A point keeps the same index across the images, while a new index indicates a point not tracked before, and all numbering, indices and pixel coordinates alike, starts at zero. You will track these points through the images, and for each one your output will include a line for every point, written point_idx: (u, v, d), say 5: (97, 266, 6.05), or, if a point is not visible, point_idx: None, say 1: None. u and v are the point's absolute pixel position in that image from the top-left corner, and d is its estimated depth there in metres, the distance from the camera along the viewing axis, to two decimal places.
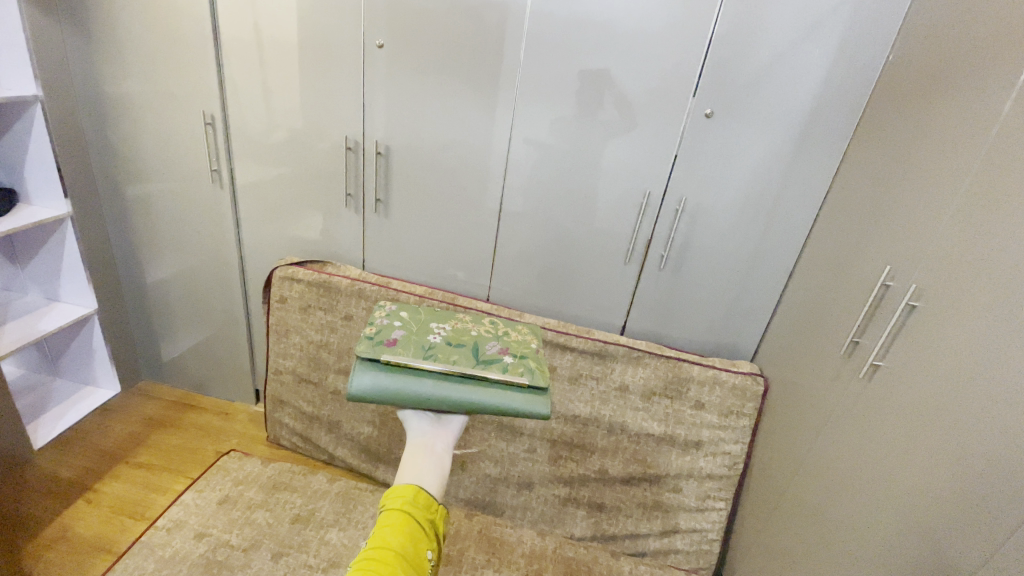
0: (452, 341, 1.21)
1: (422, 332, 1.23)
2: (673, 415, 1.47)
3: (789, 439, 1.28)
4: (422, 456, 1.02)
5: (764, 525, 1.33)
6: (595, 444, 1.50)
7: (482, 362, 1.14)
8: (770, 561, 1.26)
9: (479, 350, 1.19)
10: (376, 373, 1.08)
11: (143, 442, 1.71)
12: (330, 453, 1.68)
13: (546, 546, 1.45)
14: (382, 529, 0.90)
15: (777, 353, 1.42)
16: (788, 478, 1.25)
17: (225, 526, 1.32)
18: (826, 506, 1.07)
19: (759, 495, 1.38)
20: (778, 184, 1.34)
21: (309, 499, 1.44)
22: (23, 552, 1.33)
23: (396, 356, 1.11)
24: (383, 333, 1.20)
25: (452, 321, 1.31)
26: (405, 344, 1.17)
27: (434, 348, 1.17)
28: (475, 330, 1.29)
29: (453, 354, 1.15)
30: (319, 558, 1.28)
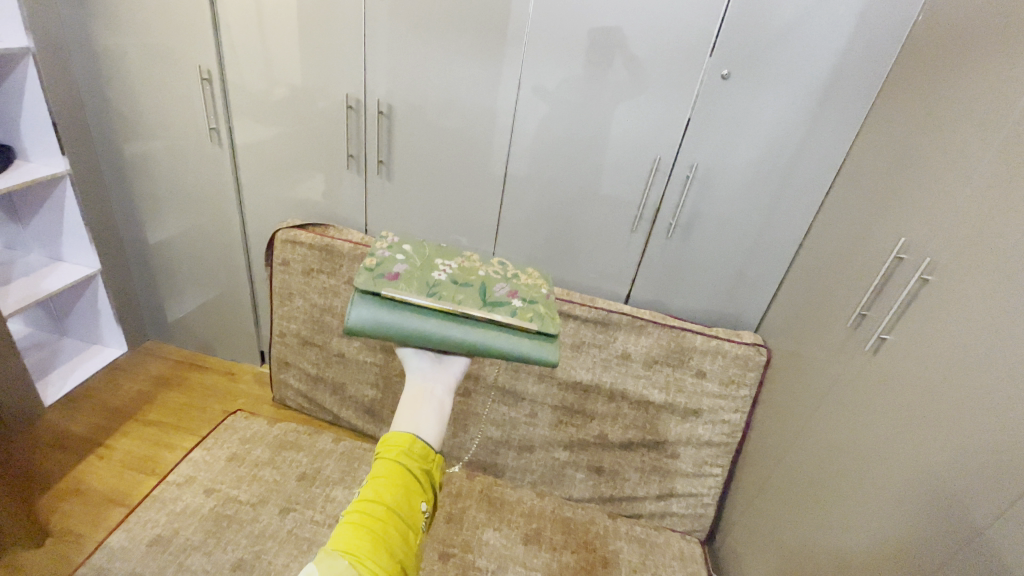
0: (457, 280, 1.18)
1: (427, 268, 1.20)
2: (674, 383, 1.48)
3: (789, 410, 1.29)
4: (422, 399, 1.04)
5: (760, 491, 1.36)
6: (595, 410, 1.52)
7: (487, 304, 1.13)
8: (765, 523, 1.30)
9: (486, 291, 1.17)
10: (376, 307, 1.07)
11: (149, 399, 1.71)
12: (335, 413, 1.70)
13: (545, 507, 1.49)
14: (377, 481, 0.90)
15: (782, 324, 1.42)
16: (786, 447, 1.27)
17: (233, 482, 1.35)
18: (823, 473, 1.09)
19: (756, 462, 1.41)
20: (793, 153, 1.30)
21: (315, 458, 1.47)
22: (41, 502, 1.32)
23: (398, 292, 1.09)
24: (386, 266, 1.17)
25: (459, 259, 1.28)
26: (408, 279, 1.14)
27: (438, 285, 1.14)
28: (482, 270, 1.25)
29: (459, 294, 1.12)
30: (326, 513, 1.32)
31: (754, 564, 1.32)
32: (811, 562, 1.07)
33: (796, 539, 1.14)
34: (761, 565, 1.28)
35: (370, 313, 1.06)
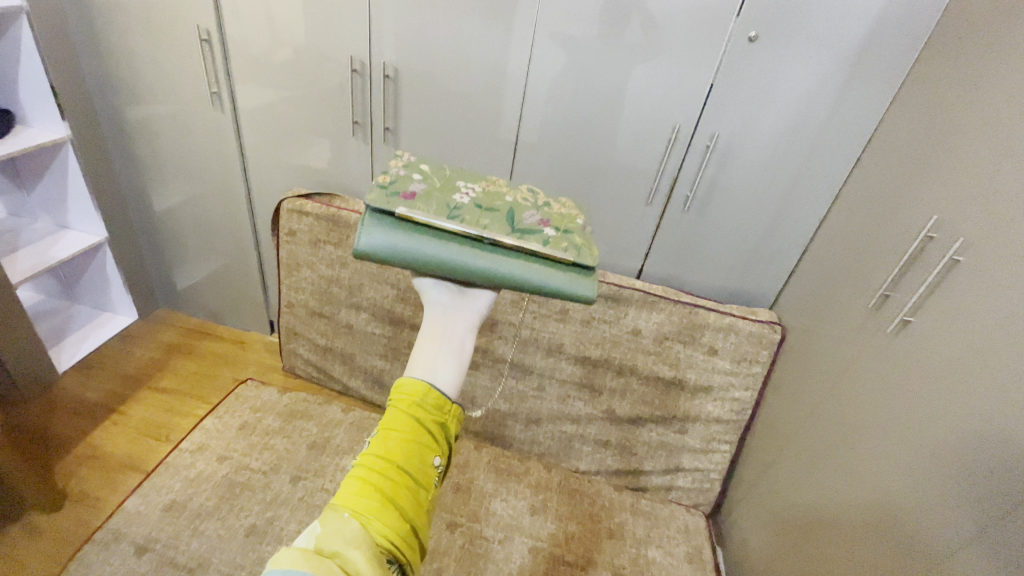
0: (483, 203, 0.99)
1: (447, 189, 1.01)
2: (684, 360, 1.45)
3: (803, 390, 1.26)
4: (440, 339, 0.89)
5: (767, 467, 1.36)
6: (604, 385, 1.51)
7: (518, 231, 0.94)
8: (772, 502, 1.29)
9: (516, 216, 0.98)
10: (389, 230, 0.91)
11: (161, 367, 1.72)
12: (344, 383, 1.71)
13: (551, 478, 1.51)
14: (387, 433, 0.82)
15: (799, 302, 1.37)
16: (797, 425, 1.25)
17: (245, 450, 1.37)
18: (834, 455, 1.07)
19: (766, 439, 1.40)
20: (821, 122, 1.23)
21: (324, 427, 1.49)
22: (55, 468, 1.34)
23: (414, 212, 0.92)
24: (400, 182, 0.99)
25: (485, 180, 1.08)
26: (426, 200, 0.96)
27: (460, 208, 0.96)
28: (512, 194, 1.06)
29: (484, 219, 0.94)
30: (336, 482, 1.34)
31: (758, 539, 1.33)
32: (818, 543, 1.07)
33: (803, 517, 1.14)
34: (766, 541, 1.29)
35: (382, 236, 0.90)
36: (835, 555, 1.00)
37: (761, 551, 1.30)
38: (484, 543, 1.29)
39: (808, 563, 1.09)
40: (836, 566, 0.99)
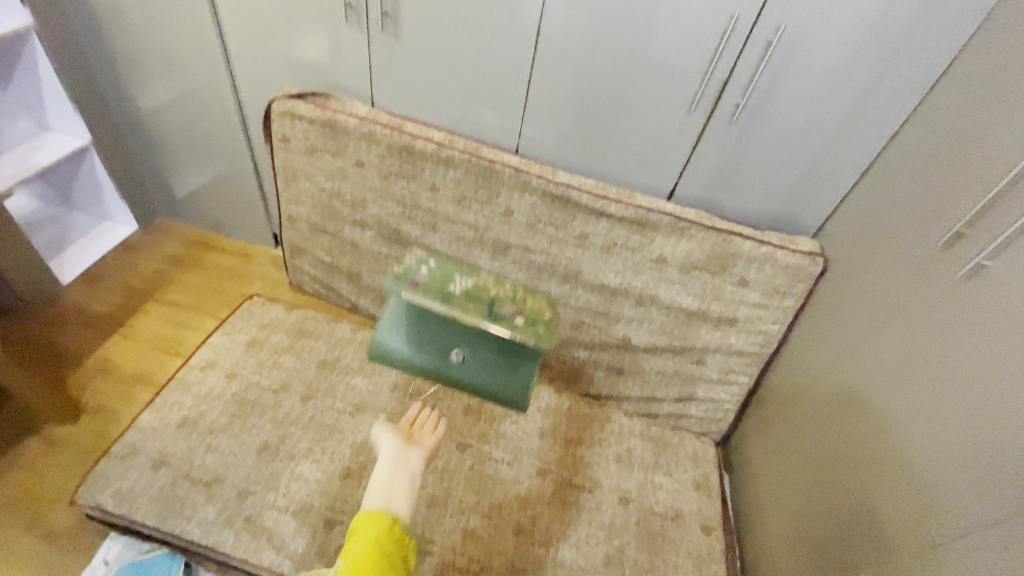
0: (472, 292, 1.32)
1: (444, 281, 1.33)
2: (712, 291, 1.34)
3: (838, 334, 1.16)
4: (395, 480, 1.12)
5: (788, 406, 1.30)
6: (621, 314, 1.42)
7: (494, 318, 1.30)
8: (785, 444, 1.28)
9: (495, 306, 1.31)
10: (401, 349, 1.36)
11: (167, 280, 1.68)
12: (353, 302, 1.66)
13: (562, 403, 1.47)
14: (353, 555, 1.02)
15: (852, 231, 1.21)
16: (827, 372, 1.16)
17: (254, 368, 1.35)
18: (859, 412, 1.02)
19: (791, 378, 1.33)
20: (916, 9, 0.98)
21: (334, 346, 1.44)
22: (72, 380, 1.37)
23: (416, 298, 1.30)
24: (408, 272, 1.34)
25: (475, 276, 1.35)
26: (427, 289, 1.31)
27: (452, 298, 1.31)
28: (496, 289, 1.35)
29: (468, 308, 1.29)
30: (346, 401, 1.33)
31: (771, 476, 1.31)
32: (830, 494, 1.06)
33: (823, 466, 1.10)
34: (775, 479, 1.29)
35: (394, 346, 1.36)
36: (849, 511, 0.99)
37: (768, 489, 1.32)
38: (493, 465, 1.30)
39: (818, 511, 1.09)
40: (849, 521, 0.99)
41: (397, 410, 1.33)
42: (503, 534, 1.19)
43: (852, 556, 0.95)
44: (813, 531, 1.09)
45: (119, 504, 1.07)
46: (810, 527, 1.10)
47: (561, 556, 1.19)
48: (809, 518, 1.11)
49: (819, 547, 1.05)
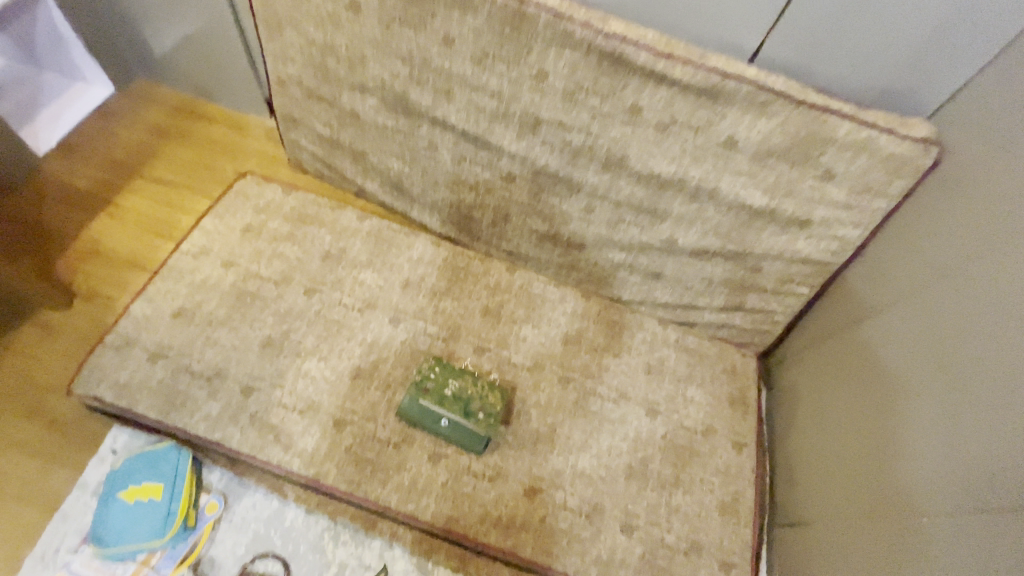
0: (455, 396, 1.06)
1: (441, 386, 1.07)
2: (785, 186, 1.10)
3: (892, 300, 1.04)
4: None
5: (815, 354, 1.23)
6: (669, 211, 1.18)
7: (467, 411, 1.05)
8: (823, 373, 1.18)
9: (468, 413, 1.05)
10: (413, 406, 1.05)
11: (153, 154, 1.50)
12: (359, 185, 1.46)
13: (590, 308, 1.30)
14: None
15: (989, 112, 0.92)
16: (866, 338, 1.07)
17: (251, 257, 1.21)
18: (896, 386, 0.96)
19: (827, 320, 1.22)
20: None
21: (339, 236, 1.27)
22: (65, 266, 1.27)
23: (430, 405, 1.05)
24: (421, 381, 1.07)
25: (462, 381, 1.07)
26: (432, 393, 1.06)
27: (445, 397, 1.06)
28: (474, 391, 1.07)
29: (447, 407, 1.04)
30: (354, 297, 1.19)
31: (787, 413, 1.28)
32: (862, 437, 1.02)
33: (840, 433, 1.08)
34: (811, 405, 1.20)
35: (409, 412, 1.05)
36: (863, 466, 0.99)
37: (801, 412, 1.23)
38: (512, 371, 1.18)
39: (844, 449, 1.06)
40: (859, 475, 1.00)
41: (411, 309, 1.20)
42: (522, 443, 1.10)
43: (869, 501, 0.95)
44: (832, 466, 1.07)
45: (118, 396, 1.02)
46: (829, 461, 1.09)
47: (579, 466, 1.10)
48: (830, 453, 1.09)
49: (835, 483, 1.05)
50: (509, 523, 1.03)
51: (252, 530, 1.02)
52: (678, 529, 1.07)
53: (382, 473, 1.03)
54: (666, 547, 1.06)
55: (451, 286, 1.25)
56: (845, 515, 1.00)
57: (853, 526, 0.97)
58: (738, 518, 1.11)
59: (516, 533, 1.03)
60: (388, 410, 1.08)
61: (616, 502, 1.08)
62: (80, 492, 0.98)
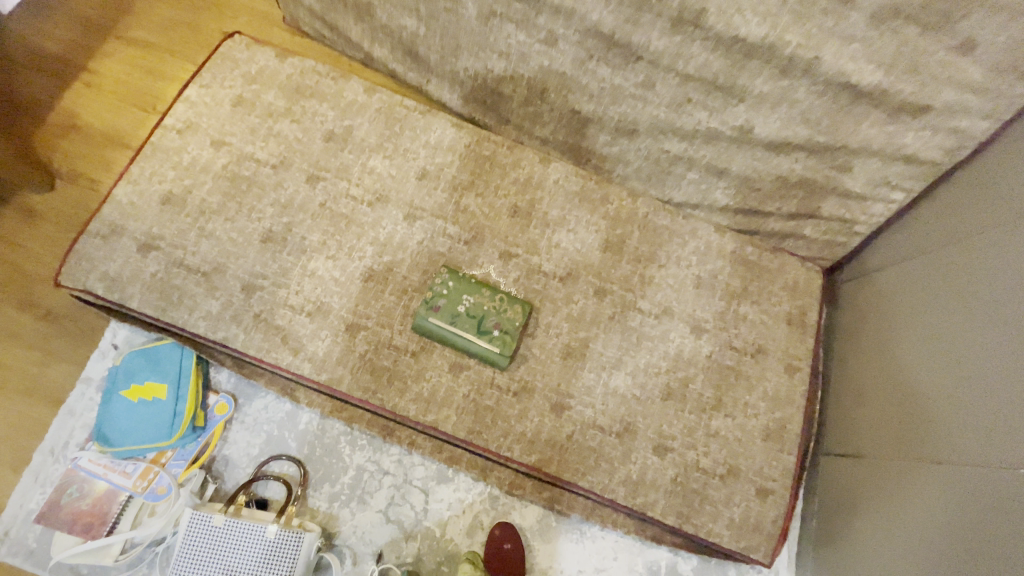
0: (470, 312, 0.96)
1: (454, 301, 0.96)
2: (908, 58, 0.85)
3: (969, 246, 0.90)
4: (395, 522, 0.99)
5: (869, 287, 1.11)
6: (747, 89, 0.95)
7: (484, 328, 0.95)
8: (872, 312, 1.08)
9: (486, 329, 0.95)
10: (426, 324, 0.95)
11: (125, 8, 1.27)
12: (368, 53, 1.23)
13: (636, 210, 1.11)
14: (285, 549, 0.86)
15: None
16: (928, 285, 0.96)
17: (244, 137, 1.04)
18: (951, 345, 0.88)
19: (894, 250, 1.08)
20: None
21: (343, 114, 1.08)
22: (38, 144, 1.12)
23: (443, 322, 0.95)
24: (433, 296, 0.96)
25: (478, 295, 0.97)
26: (446, 309, 0.95)
27: (460, 314, 0.95)
28: (491, 306, 0.96)
29: (461, 324, 0.94)
30: (364, 188, 1.03)
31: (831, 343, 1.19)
32: (896, 387, 0.97)
33: (876, 379, 1.02)
34: (878, 332, 1.05)
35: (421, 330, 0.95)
36: (891, 417, 0.96)
37: (863, 339, 1.09)
38: (542, 280, 1.04)
39: (904, 386, 0.95)
40: (886, 424, 0.97)
41: (428, 204, 1.04)
42: (550, 358, 1.00)
43: (931, 442, 0.86)
44: (888, 401, 0.97)
45: (110, 290, 0.93)
46: (885, 394, 0.98)
47: (612, 384, 1.00)
48: (888, 386, 0.98)
49: (891, 419, 0.96)
50: (533, 439, 0.96)
51: (265, 431, 0.99)
52: (716, 453, 0.99)
53: (399, 382, 0.95)
54: (701, 471, 0.98)
55: (474, 178, 1.07)
56: (896, 453, 0.92)
57: (905, 466, 0.90)
58: (783, 445, 1.01)
59: (540, 449, 0.96)
60: (404, 316, 0.98)
61: (650, 423, 0.99)
62: (85, 386, 0.96)
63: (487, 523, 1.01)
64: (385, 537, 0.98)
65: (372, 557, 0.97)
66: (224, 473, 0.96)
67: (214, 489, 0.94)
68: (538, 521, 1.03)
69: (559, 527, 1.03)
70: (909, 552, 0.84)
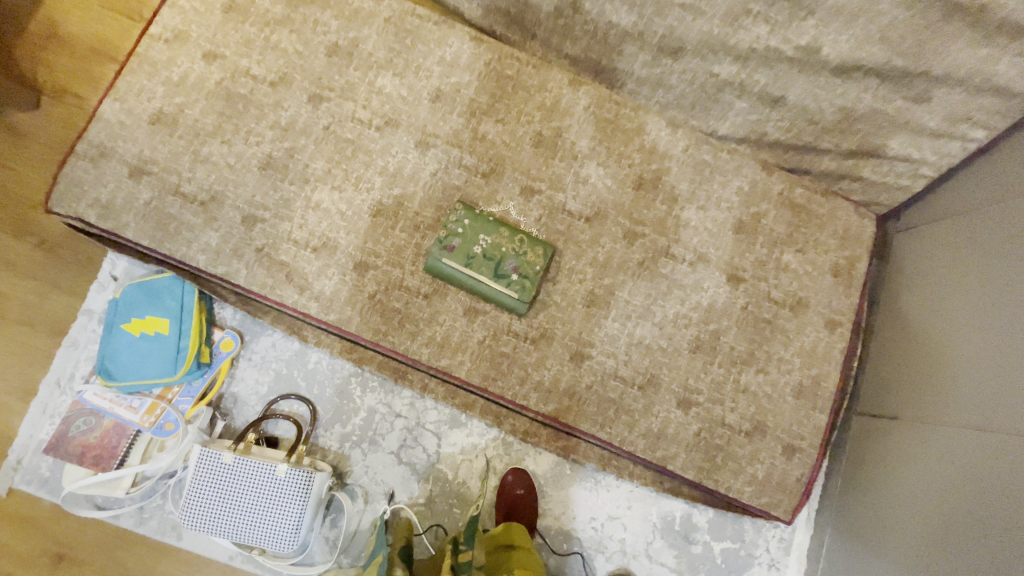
0: (488, 254, 0.88)
1: (470, 241, 0.88)
2: None
3: None
4: (410, 480, 0.97)
5: (922, 239, 1.00)
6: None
7: (502, 272, 0.88)
8: (923, 268, 0.98)
9: (504, 273, 0.88)
10: (440, 266, 0.88)
11: None
12: None
13: (675, 144, 0.99)
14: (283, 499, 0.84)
15: None
16: (995, 245, 0.85)
17: (239, 49, 0.93)
18: (1014, 316, 0.78)
19: (957, 199, 0.95)
20: None
21: (348, 24, 0.95)
22: (16, 53, 1.02)
23: (459, 264, 0.87)
24: (448, 236, 0.88)
25: (497, 236, 0.89)
26: (462, 250, 0.88)
27: (477, 255, 0.88)
28: (510, 248, 0.89)
29: (479, 267, 0.87)
30: (372, 111, 0.93)
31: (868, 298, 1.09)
32: (940, 354, 0.89)
33: (916, 343, 0.94)
34: (936, 288, 0.94)
35: (435, 272, 0.88)
36: (930, 385, 0.89)
37: (906, 295, 1.00)
38: (566, 220, 0.95)
39: (951, 353, 0.87)
40: (922, 393, 0.90)
41: (443, 131, 0.94)
42: (572, 305, 0.93)
43: (985, 414, 0.78)
44: (929, 367, 0.90)
45: (103, 218, 0.87)
46: (926, 359, 0.91)
47: (637, 334, 0.93)
48: (931, 351, 0.90)
49: (939, 384, 0.87)
50: (550, 388, 0.92)
51: (273, 369, 0.97)
52: (743, 409, 0.94)
53: (411, 325, 0.90)
54: (726, 427, 0.93)
55: (494, 102, 0.95)
56: (930, 423, 0.86)
57: (938, 439, 0.84)
58: (815, 403, 0.95)
59: (558, 399, 0.92)
60: (417, 256, 0.91)
61: (675, 376, 0.93)
62: (87, 318, 0.96)
63: (501, 469, 1.00)
64: (397, 478, 0.97)
65: (384, 498, 0.96)
66: (233, 410, 0.96)
67: (223, 426, 0.95)
68: (552, 468, 1.01)
69: (574, 475, 1.01)
70: (937, 522, 0.79)
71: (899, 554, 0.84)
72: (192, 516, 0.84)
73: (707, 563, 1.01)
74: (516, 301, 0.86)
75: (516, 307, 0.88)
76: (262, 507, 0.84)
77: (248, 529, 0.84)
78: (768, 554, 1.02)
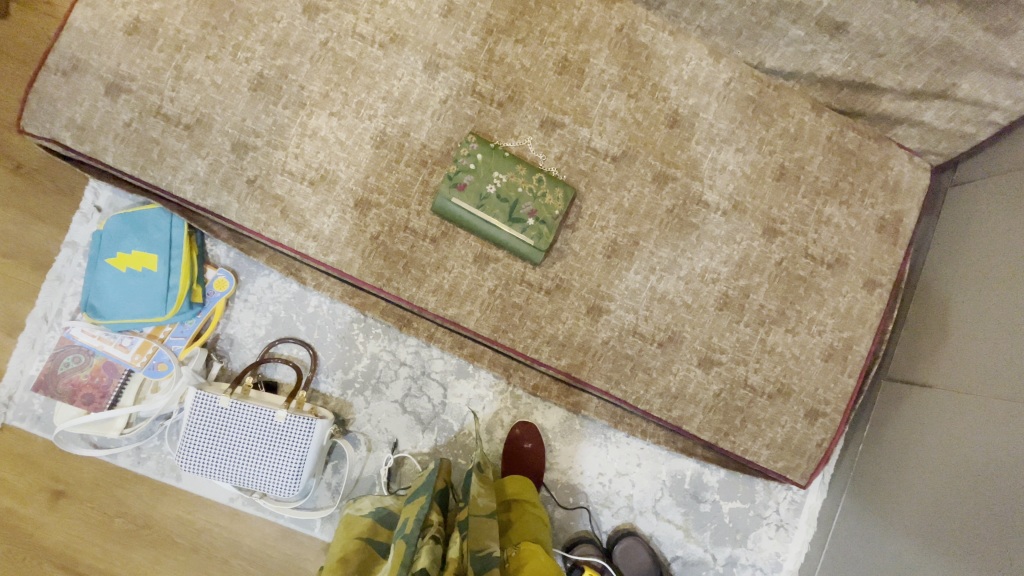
0: (503, 194, 0.80)
1: (483, 180, 0.80)
2: None
3: None
4: (416, 430, 0.94)
5: (981, 193, 0.88)
6: None
7: (517, 215, 0.80)
8: (982, 225, 0.86)
9: (519, 217, 0.80)
10: (449, 206, 0.80)
11: None
12: None
13: (716, 75, 0.87)
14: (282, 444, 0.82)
15: None
16: None
17: None
18: None
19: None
20: None
21: None
22: None
23: (469, 205, 0.79)
24: (459, 173, 0.80)
25: (512, 174, 0.80)
26: (473, 189, 0.80)
27: (489, 196, 0.80)
28: (527, 188, 0.80)
29: (492, 209, 0.79)
30: (375, 27, 0.82)
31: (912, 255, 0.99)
32: (990, 326, 0.79)
33: (963, 311, 0.84)
34: (987, 250, 0.83)
35: (444, 213, 0.81)
36: (974, 359, 0.80)
37: (955, 256, 0.89)
38: (589, 159, 0.85)
39: (1003, 326, 0.77)
40: (964, 366, 0.81)
41: (455, 52, 0.83)
42: (592, 255, 0.86)
43: None
44: (975, 339, 0.80)
45: (80, 141, 0.79)
46: (973, 330, 0.81)
47: (660, 288, 0.87)
48: (980, 321, 0.81)
49: (981, 354, 0.79)
50: (564, 342, 0.86)
51: (271, 312, 0.93)
52: (768, 371, 0.88)
53: (417, 271, 0.84)
54: (749, 388, 0.88)
55: (514, 19, 0.84)
56: (965, 402, 0.79)
57: (973, 420, 0.76)
58: (844, 367, 0.89)
59: (572, 353, 0.86)
60: (424, 196, 0.83)
61: (698, 333, 0.87)
62: (71, 252, 0.91)
63: (508, 422, 0.96)
64: (401, 427, 0.94)
65: (387, 446, 0.94)
66: (230, 353, 0.92)
67: (220, 368, 0.92)
68: (561, 423, 0.98)
69: (583, 431, 0.98)
70: (960, 505, 0.73)
71: (913, 531, 0.79)
72: (190, 458, 0.81)
73: (714, 522, 0.99)
74: (531, 248, 0.79)
75: (530, 256, 0.81)
76: (262, 452, 0.81)
77: (247, 473, 0.81)
78: (777, 516, 1.00)
